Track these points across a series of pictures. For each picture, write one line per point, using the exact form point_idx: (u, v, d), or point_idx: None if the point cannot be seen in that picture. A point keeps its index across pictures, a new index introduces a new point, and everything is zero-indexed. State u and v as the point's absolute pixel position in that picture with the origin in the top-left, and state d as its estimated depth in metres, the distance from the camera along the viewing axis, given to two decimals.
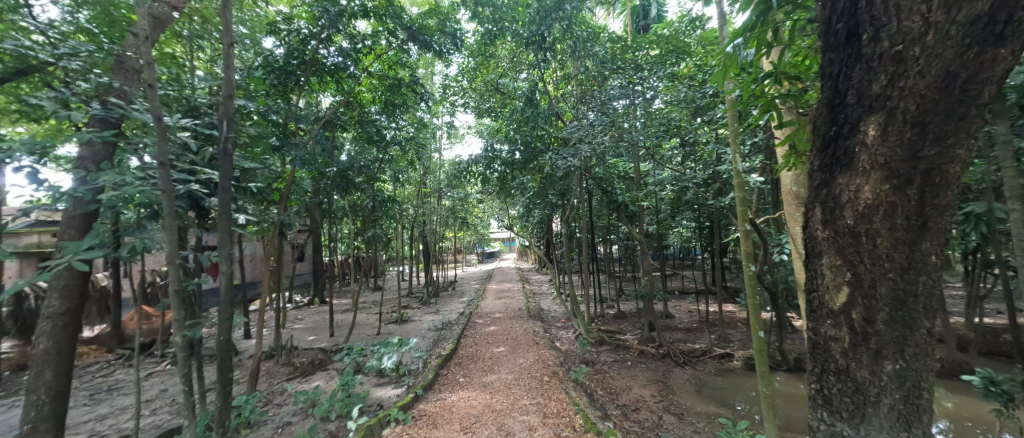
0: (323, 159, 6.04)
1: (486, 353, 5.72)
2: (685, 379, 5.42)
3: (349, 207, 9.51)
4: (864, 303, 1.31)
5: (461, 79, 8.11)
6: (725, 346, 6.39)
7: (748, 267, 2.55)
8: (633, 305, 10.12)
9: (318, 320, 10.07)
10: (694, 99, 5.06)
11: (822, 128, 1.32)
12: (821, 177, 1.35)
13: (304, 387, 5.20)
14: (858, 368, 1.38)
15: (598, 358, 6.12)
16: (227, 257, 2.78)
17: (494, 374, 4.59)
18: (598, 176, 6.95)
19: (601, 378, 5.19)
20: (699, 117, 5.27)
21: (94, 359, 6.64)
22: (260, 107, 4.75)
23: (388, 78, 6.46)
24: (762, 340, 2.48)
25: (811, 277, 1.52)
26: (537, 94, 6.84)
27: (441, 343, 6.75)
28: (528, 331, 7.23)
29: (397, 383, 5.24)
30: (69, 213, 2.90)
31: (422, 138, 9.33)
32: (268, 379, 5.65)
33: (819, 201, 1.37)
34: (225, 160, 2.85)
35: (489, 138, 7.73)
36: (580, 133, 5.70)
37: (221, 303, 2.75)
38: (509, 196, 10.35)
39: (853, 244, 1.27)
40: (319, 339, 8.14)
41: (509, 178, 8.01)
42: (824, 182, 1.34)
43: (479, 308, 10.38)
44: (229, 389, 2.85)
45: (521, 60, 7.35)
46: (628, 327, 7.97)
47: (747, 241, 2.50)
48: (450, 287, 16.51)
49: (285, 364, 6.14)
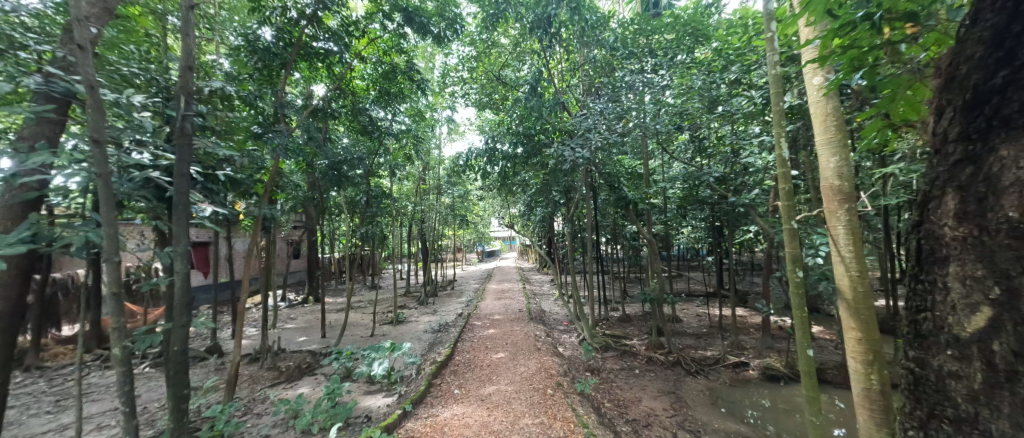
0: (312, 151, 5.67)
1: (485, 360, 5.32)
2: (697, 390, 5.04)
3: (344, 202, 9.14)
4: (1017, 331, 0.92)
5: (461, 69, 7.74)
6: (739, 354, 6.00)
7: (795, 272, 2.10)
8: (638, 308, 9.74)
9: (310, 320, 9.72)
10: (712, 88, 4.68)
11: (983, 90, 1.06)
12: (972, 156, 1.07)
13: (288, 395, 4.82)
14: (993, 421, 0.97)
15: (603, 365, 5.74)
16: (184, 255, 2.40)
17: (492, 386, 4.18)
18: (605, 172, 6.57)
19: (608, 389, 4.81)
20: (718, 107, 4.87)
21: (70, 360, 6.28)
22: (242, 92, 4.38)
23: (383, 64, 6.06)
24: (811, 360, 2.07)
25: (930, 290, 1.20)
26: (542, 83, 6.45)
27: (437, 347, 6.38)
28: (529, 335, 6.85)
29: (389, 391, 4.86)
30: (5, 201, 2.51)
31: (420, 131, 8.94)
32: (250, 385, 5.27)
33: (963, 189, 1.08)
34: (182, 140, 2.46)
35: (489, 131, 7.34)
36: (588, 124, 5.31)
37: (174, 307, 2.36)
38: (510, 193, 9.96)
39: (1013, 245, 0.93)
40: (310, 340, 7.77)
41: (511, 174, 7.64)
42: (976, 163, 1.06)
43: (478, 309, 10.01)
44: (183, 407, 2.47)
45: (525, 50, 6.96)
46: (635, 332, 7.58)
47: (796, 242, 2.10)
48: (449, 286, 16.16)
49: (270, 368, 5.76)
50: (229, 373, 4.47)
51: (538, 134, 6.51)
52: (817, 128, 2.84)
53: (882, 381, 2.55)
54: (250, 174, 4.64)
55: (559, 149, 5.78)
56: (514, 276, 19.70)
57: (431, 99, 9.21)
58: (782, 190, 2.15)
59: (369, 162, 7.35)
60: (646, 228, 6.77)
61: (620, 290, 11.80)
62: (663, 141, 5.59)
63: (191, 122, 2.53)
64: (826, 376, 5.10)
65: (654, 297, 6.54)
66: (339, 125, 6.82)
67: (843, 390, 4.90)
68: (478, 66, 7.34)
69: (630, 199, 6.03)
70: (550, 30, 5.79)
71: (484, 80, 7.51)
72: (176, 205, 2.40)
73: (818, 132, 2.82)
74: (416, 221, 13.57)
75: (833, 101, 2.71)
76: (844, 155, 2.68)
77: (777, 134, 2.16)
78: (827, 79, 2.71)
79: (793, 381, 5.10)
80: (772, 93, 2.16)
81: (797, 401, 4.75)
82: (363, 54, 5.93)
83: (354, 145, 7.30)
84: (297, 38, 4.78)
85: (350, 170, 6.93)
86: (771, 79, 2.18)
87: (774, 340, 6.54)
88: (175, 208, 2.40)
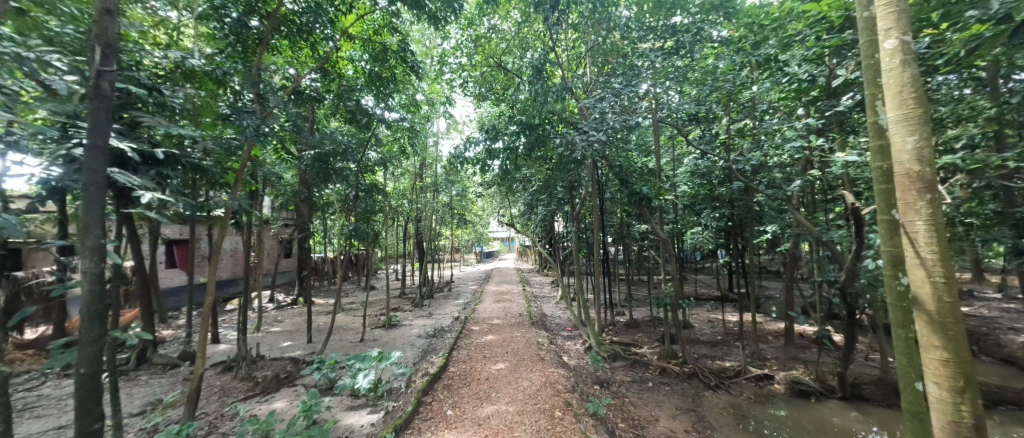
0: (293, 137, 5.11)
1: (482, 372, 4.78)
2: (720, 408, 4.50)
3: (334, 198, 8.59)
4: None
5: (459, 54, 7.19)
6: (761, 365, 5.47)
7: (899, 279, 1.58)
8: (644, 312, 9.23)
9: (298, 323, 9.16)
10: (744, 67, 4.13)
11: None
12: None
13: (260, 411, 4.29)
14: None
15: (613, 377, 5.22)
16: (94, 250, 1.87)
17: (491, 406, 3.65)
18: (615, 166, 6.05)
19: (621, 406, 4.28)
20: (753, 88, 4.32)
21: (26, 368, 5.68)
22: (208, 65, 3.81)
23: (374, 46, 5.53)
24: (921, 395, 1.55)
25: None
26: (549, 67, 5.87)
27: (431, 355, 5.84)
28: (530, 342, 6.32)
29: (374, 407, 4.32)
30: None
31: (417, 123, 8.41)
32: (220, 398, 4.72)
33: None
34: (100, 104, 1.94)
35: (489, 122, 6.82)
36: (602, 108, 4.76)
37: (79, 317, 1.83)
38: (510, 190, 9.45)
39: None
40: (295, 345, 7.22)
41: (513, 168, 7.12)
42: None
43: (476, 312, 9.48)
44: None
45: (529, 34, 6.48)
46: (644, 339, 7.05)
47: (898, 237, 1.57)
48: (445, 287, 15.65)
49: (244, 378, 5.21)
50: (190, 388, 3.90)
51: (542, 125, 6.01)
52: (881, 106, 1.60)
53: (978, 419, 1.33)
54: (218, 161, 4.09)
55: (568, 138, 5.24)
56: (513, 277, 19.19)
57: (428, 89, 8.69)
58: (877, 170, 1.66)
59: (359, 154, 6.84)
60: (659, 226, 6.04)
61: (625, 293, 11.26)
62: (681, 131, 5.06)
63: (112, 82, 2.00)
64: (863, 393, 4.55)
65: (667, 302, 6.01)
66: (326, 112, 6.28)
67: (884, 410, 4.35)
68: (478, 52, 6.83)
69: (643, 194, 5.44)
70: (558, 8, 5.23)
71: (483, 68, 7.02)
72: (85, 187, 1.86)
73: (883, 110, 1.58)
74: (413, 219, 13.04)
75: (904, 58, 1.48)
76: (932, 131, 1.41)
77: (868, 99, 1.70)
78: (905, 36, 1.47)
79: (826, 398, 4.56)
80: (862, 46, 1.71)
81: (834, 420, 4.22)
82: (350, 33, 5.37)
83: (342, 135, 6.75)
84: (274, 8, 4.22)
85: (338, 162, 6.42)
86: (859, 28, 1.73)
87: (797, 349, 6.02)
88: (84, 193, 1.86)
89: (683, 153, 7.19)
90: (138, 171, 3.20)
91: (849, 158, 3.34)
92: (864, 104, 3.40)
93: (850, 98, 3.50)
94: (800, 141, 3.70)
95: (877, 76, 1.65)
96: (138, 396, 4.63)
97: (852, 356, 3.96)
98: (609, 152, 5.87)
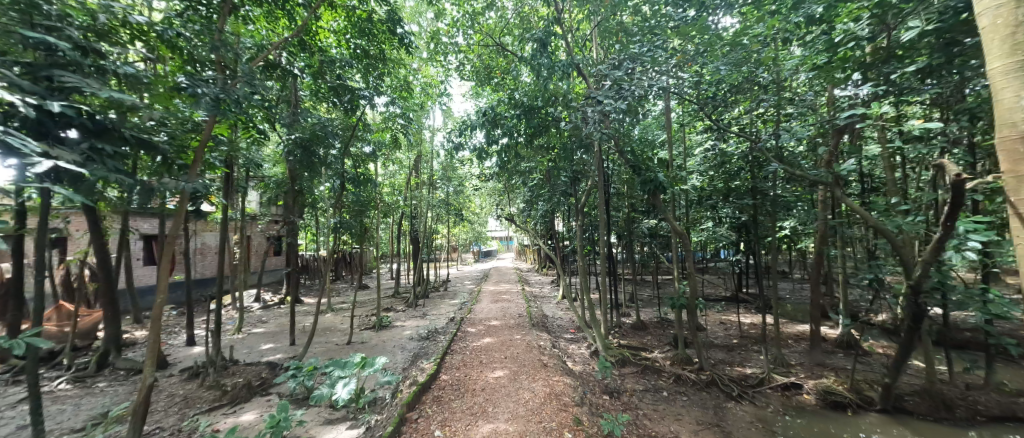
0: (265, 116, 4.53)
1: (478, 381, 4.25)
2: (746, 422, 3.99)
3: (323, 191, 8.10)
4: None
5: (456, 34, 6.71)
6: (786, 373, 4.95)
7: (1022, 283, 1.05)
8: (651, 313, 8.73)
9: (283, 323, 8.63)
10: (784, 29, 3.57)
11: None
12: None
13: (225, 425, 3.77)
14: None
15: (624, 386, 4.70)
16: None
17: (487, 425, 3.11)
18: (626, 152, 5.52)
19: (638, 422, 3.73)
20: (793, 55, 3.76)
21: None
22: (157, 23, 3.23)
23: (361, 18, 5.06)
24: None
25: None
26: (555, 40, 5.33)
27: (421, 360, 5.30)
28: (531, 346, 5.79)
29: (354, 421, 3.77)
30: None
31: (410, 110, 7.91)
32: (180, 410, 4.16)
33: None
34: None
35: (486, 106, 6.33)
36: (618, 75, 4.18)
37: None
38: (510, 183, 8.99)
39: None
40: (275, 348, 6.67)
41: (514, 158, 6.61)
42: None
43: (473, 313, 8.94)
44: None
45: (531, 13, 6.05)
46: (654, 343, 6.53)
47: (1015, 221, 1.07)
48: (442, 286, 15.15)
49: (211, 387, 4.65)
50: (137, 401, 3.33)
51: (544, 107, 5.52)
52: (989, 54, 1.17)
53: None
54: (173, 139, 3.53)
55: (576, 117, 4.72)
56: (512, 276, 18.67)
57: (423, 76, 8.23)
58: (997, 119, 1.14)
59: (346, 141, 6.32)
60: (674, 217, 5.30)
61: (629, 294, 10.76)
62: (702, 111, 4.53)
63: None
64: (906, 406, 4.03)
65: (682, 303, 5.45)
66: (309, 91, 5.76)
67: (932, 425, 3.83)
68: (475, 30, 6.35)
69: (658, 182, 4.89)
70: None
71: (483, 51, 6.61)
72: None
73: (986, 58, 1.16)
74: (408, 215, 12.55)
75: None
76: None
77: (984, 19, 1.18)
78: None
79: (867, 412, 4.03)
80: None
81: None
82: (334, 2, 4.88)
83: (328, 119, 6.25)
84: None
85: (322, 148, 5.88)
86: None
87: (823, 355, 5.49)
88: None
89: (695, 141, 6.69)
90: (67, 143, 2.64)
91: (931, 123, 2.89)
92: (931, 69, 2.88)
93: (915, 65, 2.99)
94: (861, 109, 3.30)
95: (997, 13, 1.14)
96: (85, 409, 4.05)
97: (903, 366, 3.44)
98: (619, 137, 5.36)
